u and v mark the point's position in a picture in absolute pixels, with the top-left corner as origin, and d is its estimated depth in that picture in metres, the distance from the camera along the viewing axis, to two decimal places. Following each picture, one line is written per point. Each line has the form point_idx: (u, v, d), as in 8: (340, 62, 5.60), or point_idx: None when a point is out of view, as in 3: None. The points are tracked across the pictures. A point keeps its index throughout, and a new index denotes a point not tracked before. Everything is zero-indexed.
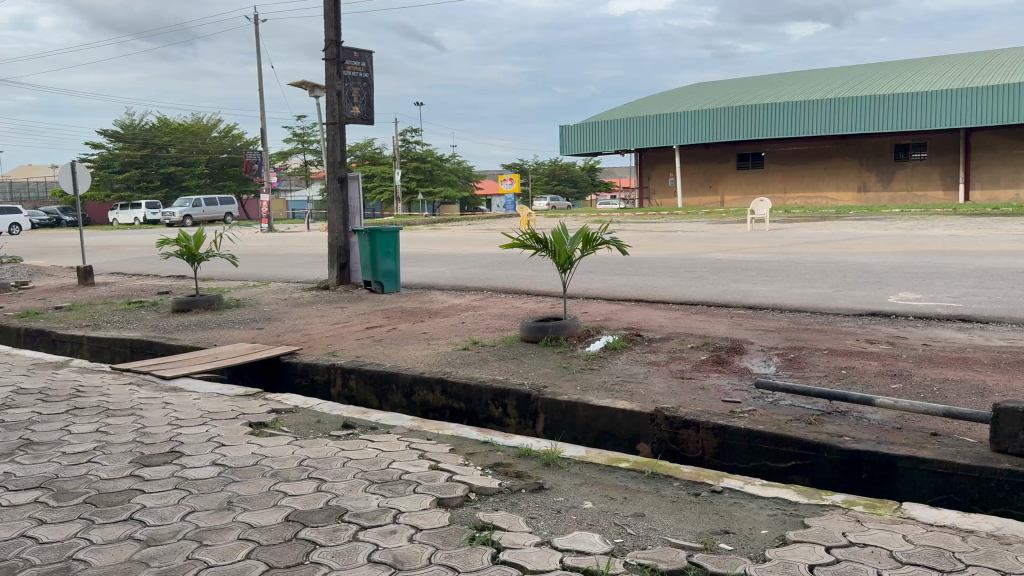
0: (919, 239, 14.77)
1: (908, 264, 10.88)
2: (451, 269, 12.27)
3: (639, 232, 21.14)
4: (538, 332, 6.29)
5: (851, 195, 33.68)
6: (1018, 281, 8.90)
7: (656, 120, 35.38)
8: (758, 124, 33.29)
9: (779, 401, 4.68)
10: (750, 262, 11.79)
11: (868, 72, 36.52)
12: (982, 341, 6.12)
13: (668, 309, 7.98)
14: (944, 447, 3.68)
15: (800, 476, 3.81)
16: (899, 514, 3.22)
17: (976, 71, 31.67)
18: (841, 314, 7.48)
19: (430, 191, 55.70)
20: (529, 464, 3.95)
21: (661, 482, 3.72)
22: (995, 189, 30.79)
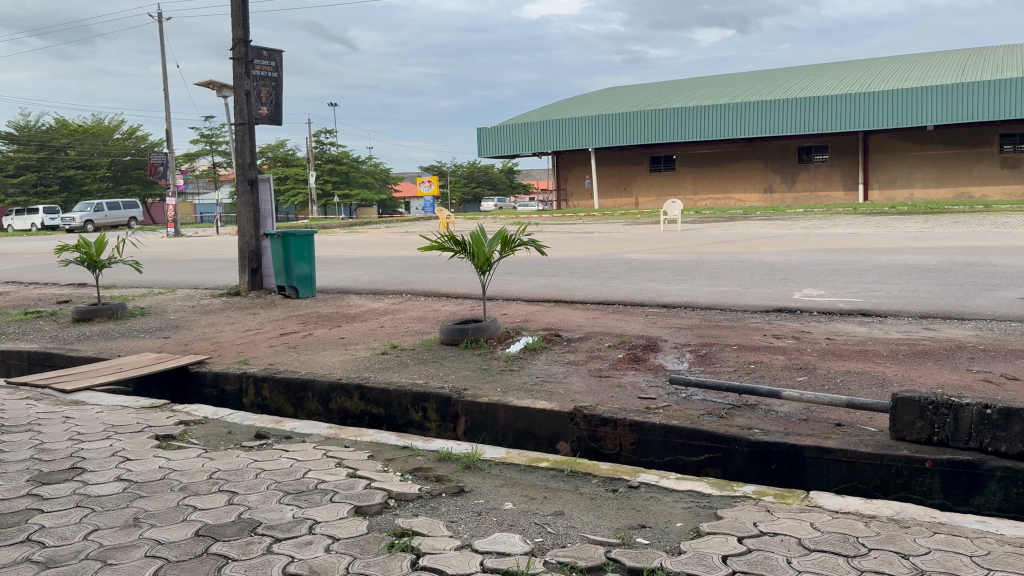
0: (822, 238, 15.36)
1: (811, 262, 11.32)
2: (369, 272, 12.10)
3: (557, 233, 21.28)
4: (457, 334, 6.28)
5: (757, 195, 34.85)
6: (912, 277, 9.38)
7: (572, 124, 35.85)
8: (671, 127, 34.02)
9: (692, 396, 4.80)
10: (664, 262, 12.06)
11: (771, 77, 37.92)
12: (880, 334, 6.44)
13: (585, 309, 8.07)
14: (847, 437, 3.84)
15: (713, 468, 3.93)
16: (807, 502, 3.34)
17: (873, 77, 33.26)
18: (750, 311, 7.73)
19: (346, 194, 54.89)
20: (450, 467, 3.93)
21: (580, 480, 3.75)
22: (891, 189, 32.38)
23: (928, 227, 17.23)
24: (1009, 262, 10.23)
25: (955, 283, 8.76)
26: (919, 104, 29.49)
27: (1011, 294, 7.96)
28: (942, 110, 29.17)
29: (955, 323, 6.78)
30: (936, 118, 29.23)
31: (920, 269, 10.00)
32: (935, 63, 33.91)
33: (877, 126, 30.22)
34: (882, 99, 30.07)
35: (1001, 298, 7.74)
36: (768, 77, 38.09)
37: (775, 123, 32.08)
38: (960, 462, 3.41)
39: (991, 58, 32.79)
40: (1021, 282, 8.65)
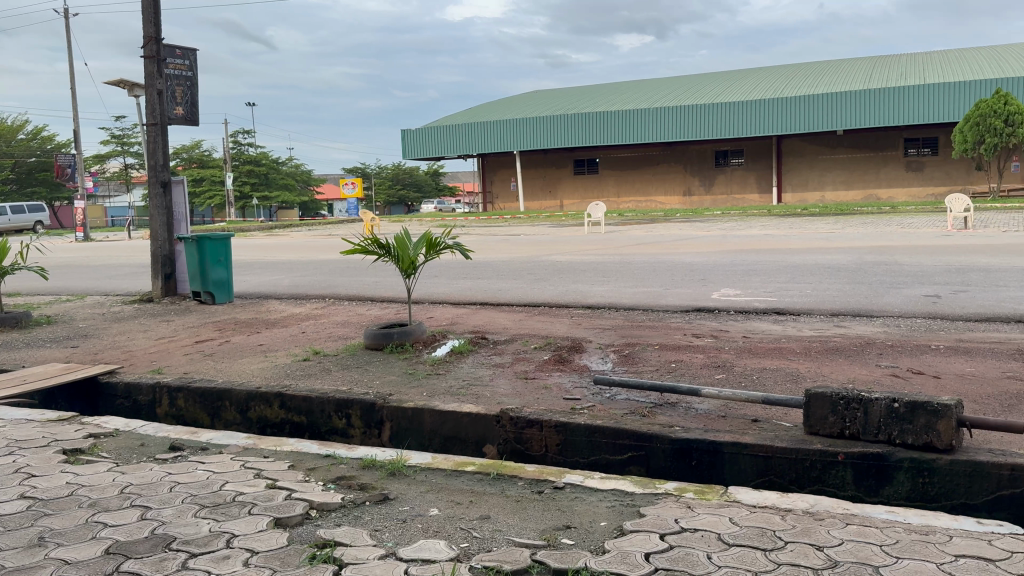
0: (740, 240, 15.80)
1: (730, 262, 11.62)
2: (289, 277, 11.85)
3: (484, 235, 21.29)
4: (382, 338, 6.18)
5: (677, 199, 35.62)
6: (823, 276, 9.76)
7: (497, 126, 35.94)
8: (595, 130, 34.45)
9: (615, 396, 4.86)
10: (588, 264, 12.20)
11: (689, 83, 38.86)
12: (793, 331, 6.66)
13: (511, 312, 8.10)
14: (764, 432, 3.96)
15: (636, 467, 3.98)
16: (726, 498, 3.42)
17: (785, 83, 34.46)
18: (671, 311, 7.88)
19: (266, 196, 53.64)
20: (374, 475, 3.87)
21: (506, 483, 3.74)
22: (804, 192, 33.60)
23: (839, 228, 17.93)
24: (913, 261, 10.74)
25: (863, 282, 9.14)
26: (828, 110, 30.68)
27: (915, 291, 8.36)
28: (849, 116, 30.41)
29: (864, 320, 7.07)
30: (844, 124, 30.46)
31: (831, 268, 10.41)
32: (843, 71, 35.38)
33: (791, 130, 31.31)
34: (794, 105, 31.18)
35: (906, 296, 8.12)
36: (686, 83, 39.02)
37: (694, 127, 32.88)
38: (871, 455, 3.54)
39: (894, 66, 34.43)
40: (924, 280, 9.10)
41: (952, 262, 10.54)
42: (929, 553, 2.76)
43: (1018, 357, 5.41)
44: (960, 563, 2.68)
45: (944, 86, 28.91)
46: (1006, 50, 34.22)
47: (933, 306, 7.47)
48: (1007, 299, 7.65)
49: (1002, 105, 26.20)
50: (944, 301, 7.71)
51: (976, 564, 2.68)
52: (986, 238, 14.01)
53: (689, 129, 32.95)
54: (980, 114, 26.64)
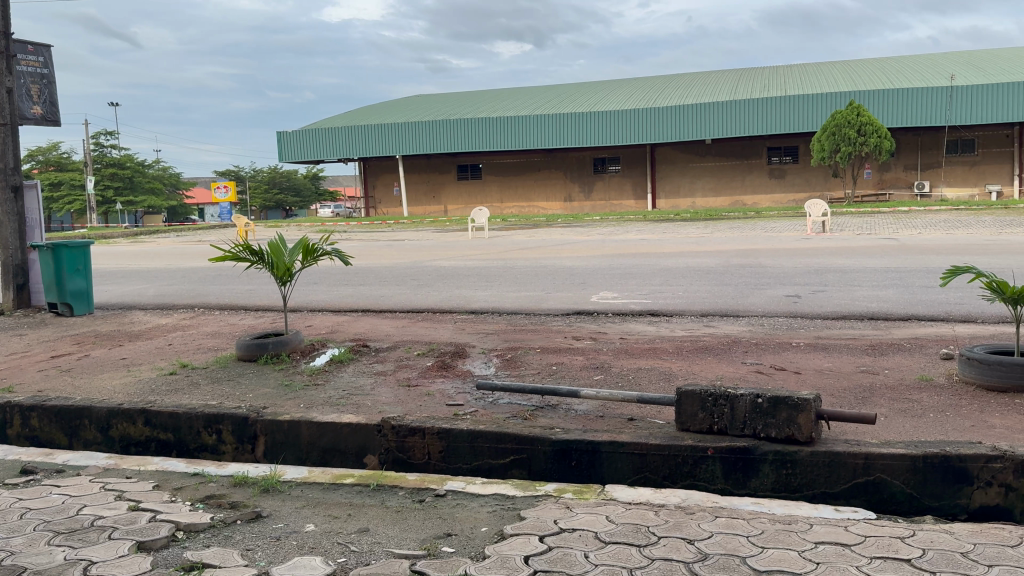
0: (617, 244, 16.25)
1: (607, 266, 11.94)
2: (156, 286, 11.26)
3: (364, 241, 20.92)
4: (255, 349, 5.96)
5: (558, 204, 36.30)
6: (695, 279, 10.17)
7: (379, 130, 35.50)
8: (476, 134, 34.58)
9: (498, 400, 4.88)
10: (470, 269, 12.23)
11: (568, 91, 39.70)
12: (666, 332, 6.90)
13: (393, 318, 8.01)
14: (639, 431, 4.07)
15: (518, 469, 4.01)
16: (603, 496, 3.50)
17: (658, 93, 35.77)
18: (552, 314, 8.00)
19: (131, 201, 50.88)
20: (246, 492, 3.72)
21: (386, 493, 3.68)
22: (676, 198, 34.92)
23: (709, 233, 18.76)
24: (776, 263, 11.34)
25: (731, 284, 9.57)
26: (698, 120, 32.10)
27: (778, 291, 8.86)
28: (717, 126, 31.95)
29: (732, 320, 7.42)
30: (712, 133, 31.93)
31: (702, 271, 10.85)
32: (711, 83, 37.11)
33: (664, 138, 32.53)
34: (668, 114, 32.41)
35: (769, 296, 8.57)
36: (566, 91, 39.85)
37: (573, 134, 33.58)
38: (739, 449, 3.71)
39: (759, 79, 36.34)
40: (785, 281, 9.66)
41: (811, 264, 11.21)
42: (792, 541, 2.92)
43: (869, 352, 5.81)
44: (820, 550, 2.84)
45: (801, 98, 30.82)
46: (856, 65, 36.82)
47: (794, 306, 7.92)
48: (860, 299, 8.20)
49: (855, 116, 28.14)
50: (804, 300, 8.19)
51: (835, 549, 2.85)
52: (841, 240, 15.00)
53: (568, 136, 33.64)
54: (836, 124, 28.51)
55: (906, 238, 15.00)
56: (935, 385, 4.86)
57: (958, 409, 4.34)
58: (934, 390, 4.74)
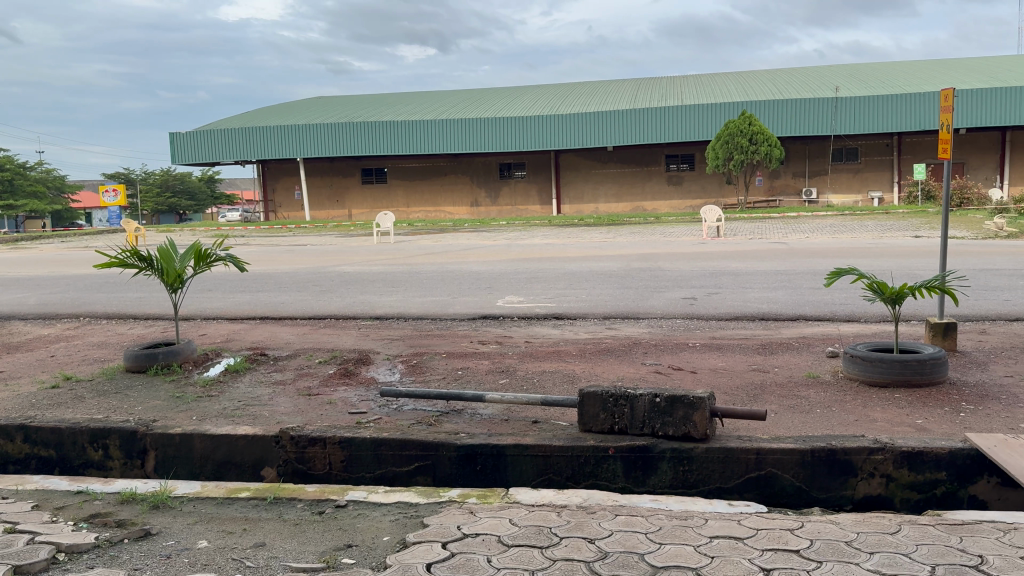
0: (521, 248, 16.37)
1: (511, 271, 12.00)
2: (37, 294, 10.60)
3: (263, 246, 20.33)
4: (145, 359, 5.69)
5: (465, 209, 36.25)
6: (597, 282, 10.36)
7: (277, 131, 34.63)
8: (380, 137, 34.21)
9: (403, 406, 4.82)
10: (374, 274, 12.06)
11: (472, 97, 39.77)
12: (570, 334, 6.99)
13: (294, 325, 7.81)
14: (543, 432, 4.10)
15: (423, 476, 3.96)
16: (506, 499, 3.50)
17: (561, 100, 36.34)
18: (457, 319, 7.99)
19: (11, 205, 47.89)
20: (134, 509, 3.54)
21: (284, 506, 3.58)
22: (580, 204, 35.51)
23: (611, 237, 19.14)
24: (674, 267, 11.66)
25: (633, 287, 9.79)
26: (600, 128, 32.73)
27: (675, 294, 9.11)
28: (617, 133, 32.67)
29: (633, 321, 7.59)
30: (613, 140, 32.64)
31: (604, 275, 11.06)
32: (612, 91, 37.96)
33: (567, 144, 33.02)
34: (570, 122, 32.93)
35: (667, 298, 8.82)
36: (471, 96, 39.95)
37: (478, 140, 33.70)
38: (637, 447, 3.80)
39: (657, 88, 37.42)
40: (682, 284, 9.95)
41: (706, 267, 11.58)
42: (688, 536, 3.00)
43: (760, 351, 6.05)
44: (714, 544, 2.93)
45: (697, 108, 31.89)
46: (749, 76, 38.38)
47: (692, 308, 8.16)
48: (754, 300, 8.54)
49: (746, 125, 29.35)
50: (700, 302, 8.47)
51: (728, 543, 2.95)
52: (732, 244, 15.60)
53: (473, 141, 33.73)
54: (728, 133, 29.63)
55: (794, 242, 15.73)
56: (822, 381, 5.11)
57: (842, 404, 4.57)
58: (822, 387, 4.98)
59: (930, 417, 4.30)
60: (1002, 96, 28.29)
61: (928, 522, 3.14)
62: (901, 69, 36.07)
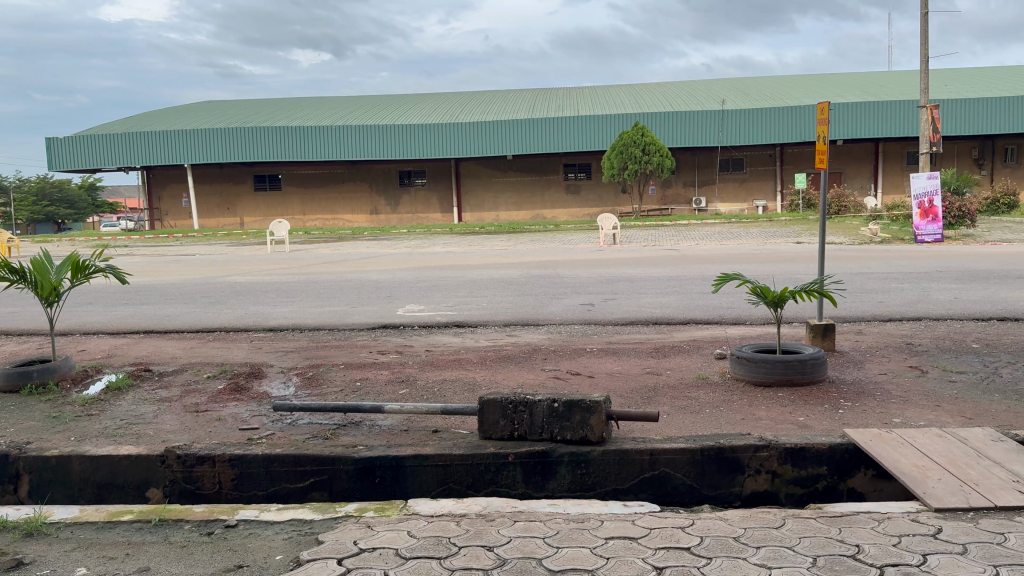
0: (423, 257, 16.27)
1: (411, 279, 11.90)
2: None
3: (148, 256, 19.40)
4: (17, 378, 5.32)
5: (364, 217, 35.73)
6: (497, 290, 10.41)
7: (163, 136, 33.24)
8: (274, 143, 33.31)
9: (297, 421, 4.69)
10: (267, 284, 11.72)
11: (370, 103, 39.24)
12: (471, 342, 6.99)
13: (181, 339, 7.49)
14: (443, 442, 4.07)
15: (319, 492, 3.86)
16: (405, 512, 3.46)
17: (460, 109, 36.42)
18: (356, 329, 7.85)
19: None
20: (4, 539, 3.30)
21: (170, 529, 3.41)
22: (481, 212, 35.57)
23: (511, 245, 19.26)
24: (572, 274, 11.85)
25: (532, 294, 9.88)
26: (499, 136, 32.96)
27: (574, 301, 9.26)
28: (517, 143, 33.03)
29: (532, 328, 7.66)
30: (512, 148, 32.93)
31: (504, 282, 11.12)
32: (511, 100, 38.32)
33: (466, 152, 33.08)
34: (469, 130, 33.02)
35: (566, 305, 8.95)
36: (369, 102, 39.51)
37: (377, 147, 33.33)
38: (537, 453, 3.83)
39: (555, 99, 38.03)
40: (580, 290, 10.12)
41: (603, 274, 11.83)
42: (585, 539, 3.04)
43: (655, 355, 6.22)
44: (610, 545, 2.98)
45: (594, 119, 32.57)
46: (643, 88, 39.50)
47: (590, 314, 8.31)
48: (648, 305, 8.78)
49: (639, 136, 30.16)
50: (597, 308, 8.63)
51: (623, 543, 3.00)
52: (628, 251, 15.99)
53: (371, 148, 33.33)
54: (622, 143, 30.39)
55: (685, 249, 16.25)
56: (711, 383, 5.29)
57: (730, 404, 4.75)
58: (710, 387, 5.16)
59: (811, 414, 4.52)
60: (875, 110, 30.19)
61: (811, 515, 3.29)
62: (782, 83, 37.94)
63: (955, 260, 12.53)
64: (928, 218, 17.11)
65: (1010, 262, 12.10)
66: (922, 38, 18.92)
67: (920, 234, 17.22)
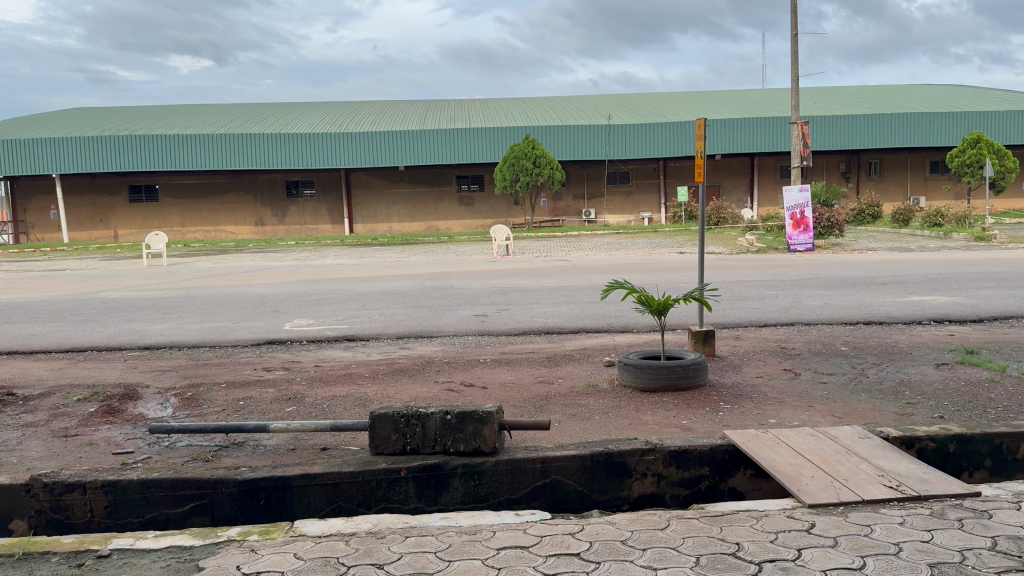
0: (312, 269, 15.94)
1: (299, 292, 11.62)
2: None
3: (10, 272, 18.14)
4: None
5: (249, 228, 34.60)
6: (389, 302, 10.31)
7: (28, 144, 31.27)
8: (152, 152, 31.88)
9: (176, 443, 4.48)
10: (146, 299, 11.18)
11: (256, 112, 38.20)
12: (363, 356, 6.88)
13: (48, 359, 7.03)
14: (332, 460, 3.98)
15: (200, 516, 3.70)
16: (291, 533, 3.35)
17: (349, 119, 35.95)
18: (239, 345, 7.58)
19: None
20: None
21: (34, 562, 3.19)
22: (373, 223, 35.08)
23: (403, 257, 19.14)
24: (464, 285, 11.88)
25: (424, 306, 9.82)
26: (390, 147, 32.73)
27: (467, 312, 9.27)
28: (408, 153, 32.84)
29: (425, 341, 7.61)
30: (403, 159, 32.74)
31: (395, 294, 11.02)
32: (402, 111, 38.14)
33: (356, 163, 32.66)
34: (359, 141, 32.62)
35: (459, 316, 8.95)
36: (255, 111, 38.43)
37: (262, 156, 32.44)
38: (428, 466, 3.79)
39: (447, 110, 38.10)
40: (472, 301, 10.15)
41: (494, 285, 11.91)
42: (476, 551, 3.04)
43: (546, 364, 6.30)
44: (502, 556, 2.99)
45: (485, 131, 32.83)
46: (534, 102, 40.16)
47: (481, 324, 8.34)
48: (539, 315, 8.89)
49: (530, 149, 30.57)
50: (489, 319, 8.68)
51: (514, 553, 3.01)
52: (520, 262, 16.17)
53: (257, 158, 32.43)
54: (513, 156, 30.73)
55: (577, 259, 16.57)
56: (600, 390, 5.40)
57: (618, 410, 4.86)
58: (599, 394, 5.27)
59: (694, 417, 4.69)
60: (750, 127, 31.75)
61: (694, 516, 3.41)
62: (666, 99, 39.38)
63: (826, 268, 13.32)
64: (800, 228, 18.10)
65: (873, 269, 13.01)
66: (792, 59, 20.05)
67: (793, 243, 18.19)
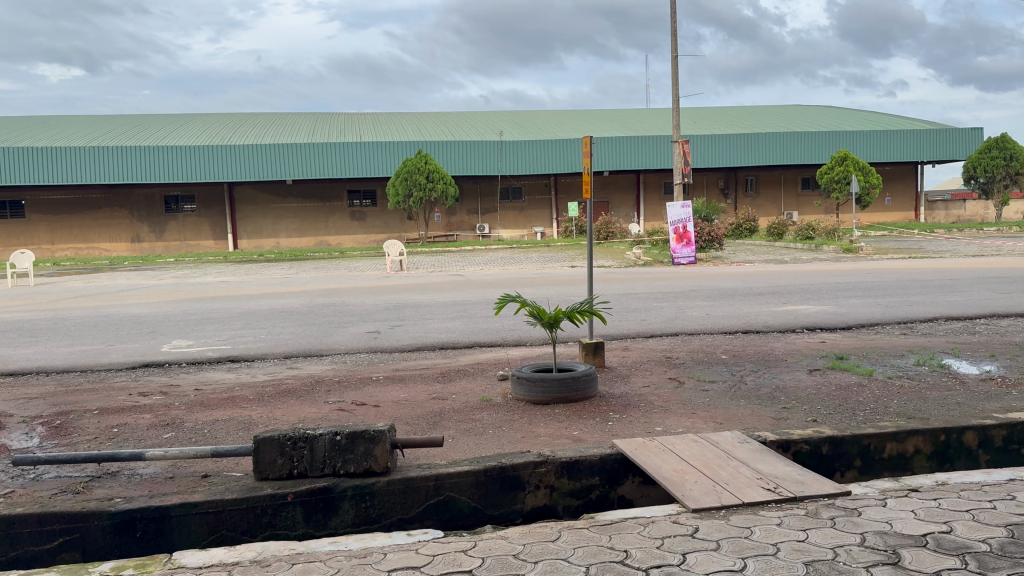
0: (193, 287, 15.31)
1: (180, 312, 11.13)
2: None
3: None
4: None
5: (125, 245, 32.94)
6: (276, 320, 10.02)
7: None
8: (16, 165, 29.93)
9: (42, 475, 4.20)
10: (9, 322, 10.44)
11: (132, 123, 36.51)
12: (248, 378, 6.65)
13: None
14: (214, 487, 3.82)
15: (70, 552, 3.47)
16: (170, 565, 3.20)
17: (233, 131, 34.86)
18: (112, 370, 7.18)
19: None
20: None
21: None
22: (259, 238, 34.05)
23: (292, 273, 18.67)
24: (356, 301, 11.70)
25: (313, 324, 9.60)
26: (276, 160, 31.90)
27: (358, 329, 9.12)
28: (296, 167, 32.11)
29: (315, 360, 7.43)
30: (290, 173, 31.97)
31: (283, 312, 10.72)
32: (289, 124, 37.31)
33: (240, 177, 31.64)
34: (243, 154, 31.65)
35: (350, 333, 8.79)
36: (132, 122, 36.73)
37: (138, 170, 30.97)
38: (317, 489, 3.70)
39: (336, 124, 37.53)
40: (364, 318, 9.99)
41: (386, 300, 11.78)
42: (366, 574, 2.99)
43: (440, 379, 6.27)
44: None
45: (375, 145, 32.52)
46: (426, 117, 40.14)
47: (373, 341, 8.22)
48: (431, 330, 8.85)
49: (422, 163, 30.46)
50: (381, 335, 8.57)
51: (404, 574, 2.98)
52: (414, 276, 16.07)
53: (133, 172, 30.95)
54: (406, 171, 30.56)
55: (470, 273, 16.63)
56: (493, 404, 5.42)
57: (511, 424, 4.89)
58: (493, 408, 5.29)
59: (584, 428, 4.77)
60: (636, 144, 32.79)
61: (583, 526, 3.47)
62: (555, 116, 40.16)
63: (708, 280, 13.88)
64: (682, 242, 18.80)
65: (752, 280, 13.67)
66: (674, 79, 20.86)
67: (676, 257, 18.86)
